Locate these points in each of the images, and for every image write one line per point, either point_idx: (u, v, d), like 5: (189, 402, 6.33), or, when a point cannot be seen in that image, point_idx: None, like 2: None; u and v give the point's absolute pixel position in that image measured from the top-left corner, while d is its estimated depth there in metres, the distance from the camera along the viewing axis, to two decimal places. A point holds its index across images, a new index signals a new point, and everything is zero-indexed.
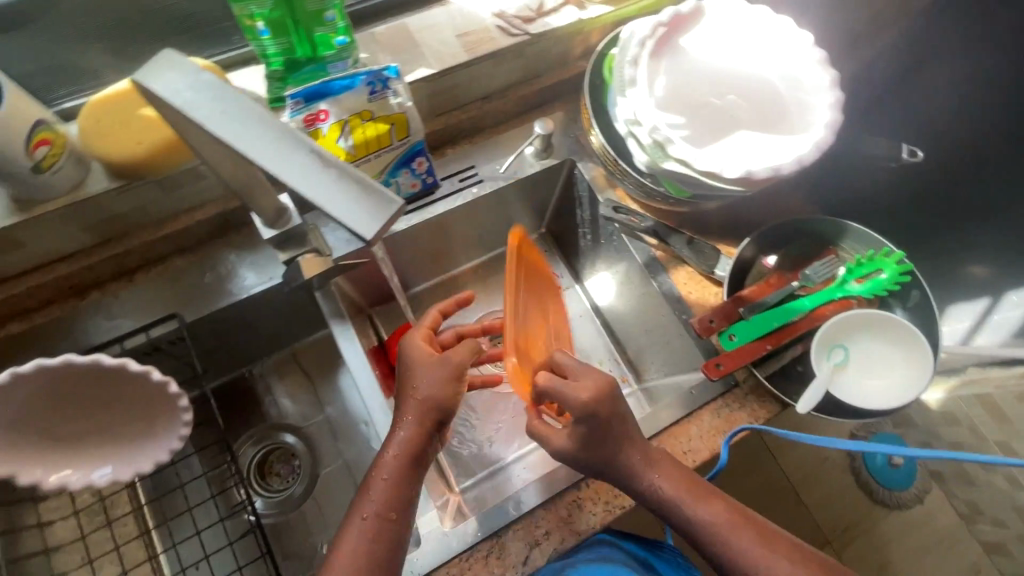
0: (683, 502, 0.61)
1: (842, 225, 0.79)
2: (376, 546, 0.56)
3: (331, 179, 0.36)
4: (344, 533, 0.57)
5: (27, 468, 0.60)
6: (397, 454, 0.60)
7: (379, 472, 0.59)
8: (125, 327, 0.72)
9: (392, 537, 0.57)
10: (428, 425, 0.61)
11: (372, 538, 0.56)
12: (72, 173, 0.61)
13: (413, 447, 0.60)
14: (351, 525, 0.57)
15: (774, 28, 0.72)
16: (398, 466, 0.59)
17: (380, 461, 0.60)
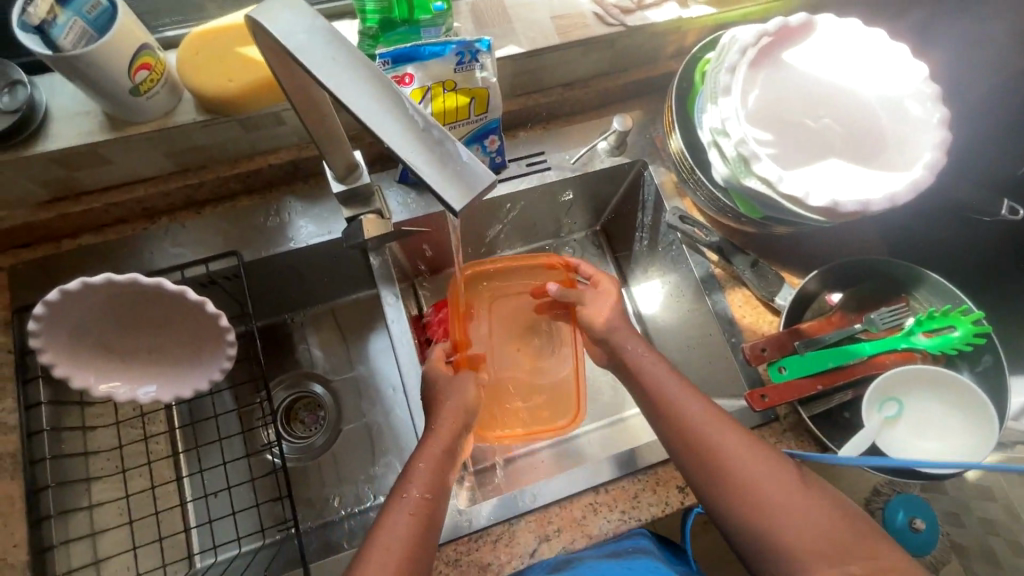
0: (716, 441, 0.60)
1: (920, 273, 0.74)
2: (417, 528, 0.57)
3: (430, 145, 0.37)
4: (385, 519, 0.57)
5: (81, 373, 0.63)
6: (438, 447, 0.64)
7: (419, 462, 0.62)
8: (186, 256, 0.74)
9: (431, 521, 0.58)
10: (460, 425, 0.67)
11: (421, 523, 0.57)
12: (165, 100, 0.63)
13: (450, 442, 0.65)
14: (397, 512, 0.57)
15: (886, 55, 0.67)
16: (434, 458, 0.63)
17: (418, 450, 0.64)
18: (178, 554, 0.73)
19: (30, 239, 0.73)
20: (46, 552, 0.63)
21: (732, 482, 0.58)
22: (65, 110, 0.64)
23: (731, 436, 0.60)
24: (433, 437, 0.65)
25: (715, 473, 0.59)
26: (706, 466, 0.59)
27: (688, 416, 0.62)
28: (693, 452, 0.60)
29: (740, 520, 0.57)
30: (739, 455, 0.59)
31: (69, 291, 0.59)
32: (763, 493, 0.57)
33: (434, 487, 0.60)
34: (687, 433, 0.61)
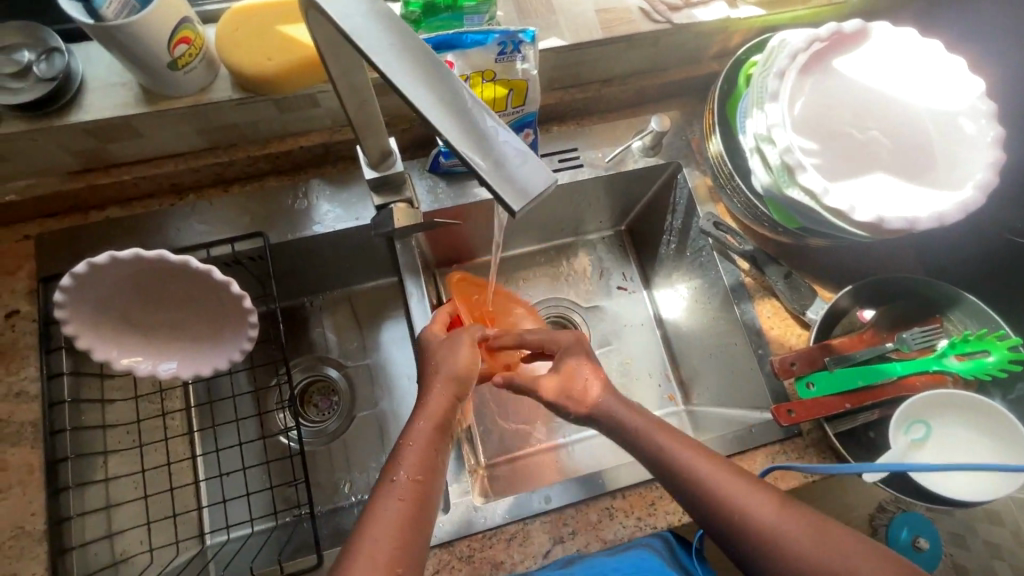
0: (711, 474, 0.57)
1: (958, 295, 0.72)
2: (408, 510, 0.53)
3: (486, 139, 0.35)
4: (375, 503, 0.54)
5: (105, 346, 0.63)
6: (426, 424, 0.60)
7: (408, 441, 0.59)
8: (212, 234, 0.73)
9: (424, 502, 0.55)
10: (451, 399, 0.63)
11: (415, 505, 0.54)
12: (201, 75, 0.62)
13: (439, 418, 0.61)
14: (386, 497, 0.54)
15: (943, 67, 0.65)
16: (425, 437, 0.59)
17: (409, 429, 0.60)
18: (190, 530, 0.74)
19: (57, 209, 0.72)
20: (63, 523, 0.63)
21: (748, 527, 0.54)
22: (99, 80, 0.63)
23: (731, 479, 0.56)
24: (420, 414, 0.61)
25: (727, 522, 0.55)
26: (718, 514, 0.55)
27: (683, 463, 0.58)
28: (699, 497, 0.56)
29: (768, 566, 0.53)
30: (747, 497, 0.55)
31: (96, 264, 0.58)
32: (782, 535, 0.53)
33: (426, 468, 0.57)
34: (688, 483, 0.57)
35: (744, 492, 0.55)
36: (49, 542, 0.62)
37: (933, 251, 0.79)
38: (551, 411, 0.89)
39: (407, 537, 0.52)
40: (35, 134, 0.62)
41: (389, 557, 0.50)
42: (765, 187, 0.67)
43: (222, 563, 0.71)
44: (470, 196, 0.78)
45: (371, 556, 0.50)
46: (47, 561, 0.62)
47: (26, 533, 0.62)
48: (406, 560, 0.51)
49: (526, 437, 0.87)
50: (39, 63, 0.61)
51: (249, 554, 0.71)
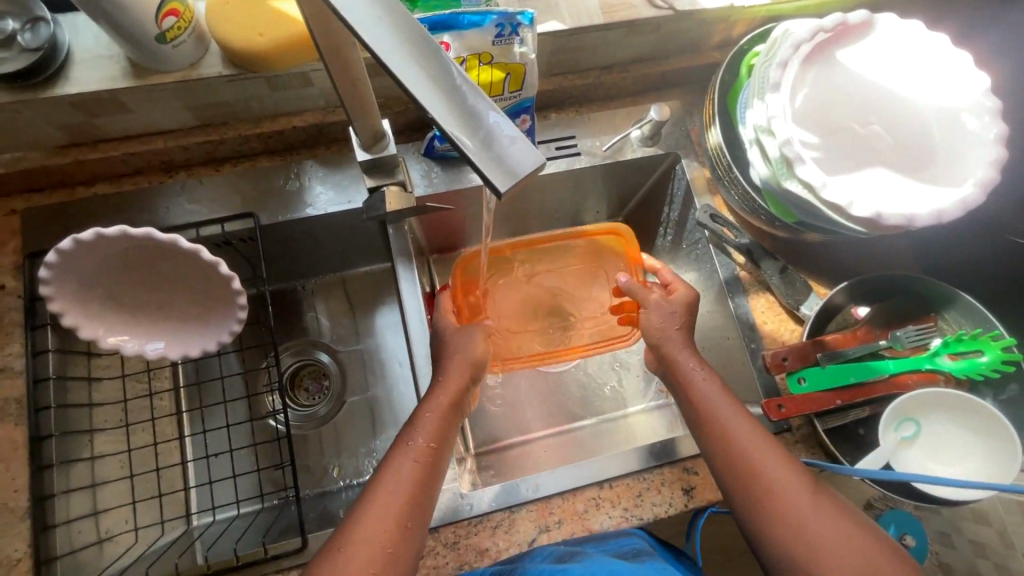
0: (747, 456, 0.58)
1: (954, 294, 0.71)
2: (420, 473, 0.56)
3: (476, 118, 0.35)
4: (393, 461, 0.57)
5: (90, 324, 0.62)
6: (445, 398, 0.62)
7: (427, 410, 0.61)
8: (201, 214, 0.72)
9: (433, 467, 0.57)
10: (467, 376, 0.65)
11: (425, 468, 0.57)
12: (191, 50, 0.61)
13: (456, 395, 0.63)
14: (401, 458, 0.57)
15: (948, 62, 0.64)
16: (441, 410, 0.61)
17: (426, 402, 0.62)
18: (177, 511, 0.74)
19: (44, 184, 0.71)
20: (47, 500, 0.62)
21: (758, 478, 0.56)
22: (87, 53, 0.62)
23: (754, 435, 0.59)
24: (439, 388, 0.63)
25: (739, 470, 0.58)
26: (732, 463, 0.58)
27: (715, 411, 0.61)
28: (719, 443, 0.60)
29: (760, 517, 0.55)
30: (761, 451, 0.58)
31: (82, 240, 0.57)
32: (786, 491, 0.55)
33: (441, 436, 0.59)
34: (716, 431, 0.60)
35: (761, 449, 0.58)
36: (32, 519, 0.61)
37: (930, 250, 0.78)
38: (541, 400, 0.89)
39: (416, 496, 0.55)
40: (20, 106, 0.60)
41: (398, 515, 0.53)
42: (763, 179, 0.67)
43: (207, 543, 0.71)
44: (465, 182, 0.77)
45: (383, 511, 0.53)
46: (30, 537, 0.61)
47: (9, 509, 0.62)
48: (414, 518, 0.54)
49: (515, 426, 0.87)
50: (24, 33, 0.60)
51: (234, 535, 0.71)
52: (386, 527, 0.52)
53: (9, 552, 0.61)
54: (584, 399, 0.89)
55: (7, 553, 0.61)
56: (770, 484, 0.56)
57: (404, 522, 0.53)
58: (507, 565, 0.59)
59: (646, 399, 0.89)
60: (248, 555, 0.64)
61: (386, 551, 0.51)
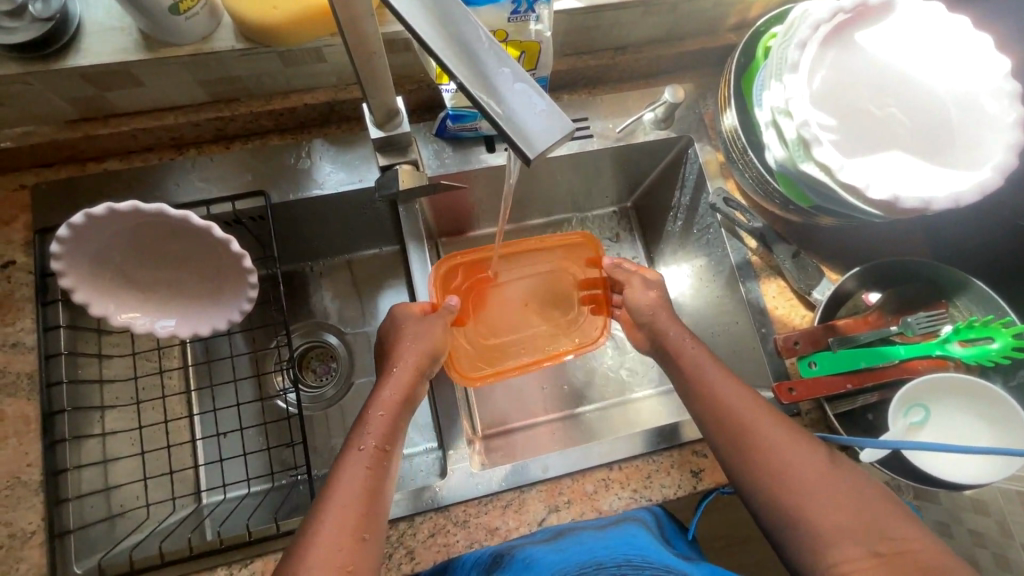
0: (762, 442, 0.57)
1: (965, 281, 0.71)
2: (373, 458, 0.56)
3: (501, 84, 0.34)
4: (342, 464, 0.55)
5: (102, 300, 0.62)
6: (392, 394, 0.62)
7: (371, 405, 0.61)
8: (212, 192, 0.72)
9: (384, 467, 0.56)
10: (418, 369, 0.65)
11: (378, 453, 0.57)
12: (204, 24, 0.60)
13: (406, 391, 0.62)
14: (352, 465, 0.55)
15: (970, 43, 0.63)
16: (390, 401, 0.61)
17: (373, 401, 0.61)
18: (187, 488, 0.74)
19: (54, 159, 0.71)
20: (60, 474, 0.63)
21: (766, 464, 0.56)
22: (98, 24, 0.61)
23: (767, 421, 0.58)
24: (383, 384, 0.63)
25: (755, 467, 0.56)
26: (743, 453, 0.57)
27: (729, 405, 0.60)
28: (728, 434, 0.59)
29: (774, 509, 0.55)
30: (781, 446, 0.56)
31: (94, 215, 0.57)
32: (798, 480, 0.54)
33: (388, 425, 0.59)
34: (723, 417, 0.59)
35: (772, 435, 0.57)
36: (45, 492, 0.62)
37: (943, 237, 0.78)
38: (549, 383, 0.89)
39: (374, 486, 0.54)
40: (31, 78, 0.60)
41: (354, 526, 0.51)
42: (778, 162, 0.67)
43: (217, 521, 0.71)
44: (476, 162, 0.77)
45: (337, 523, 0.51)
46: (43, 511, 0.62)
47: (22, 483, 0.62)
48: (369, 527, 0.52)
49: (522, 409, 0.87)
50: (34, 3, 0.58)
51: (244, 513, 0.71)
52: (344, 533, 0.51)
53: (24, 525, 0.61)
54: (590, 383, 0.89)
55: (21, 526, 0.61)
56: (779, 472, 0.55)
57: (364, 511, 0.53)
58: (504, 545, 0.60)
59: (653, 384, 0.90)
60: (260, 531, 0.64)
61: (357, 535, 0.51)
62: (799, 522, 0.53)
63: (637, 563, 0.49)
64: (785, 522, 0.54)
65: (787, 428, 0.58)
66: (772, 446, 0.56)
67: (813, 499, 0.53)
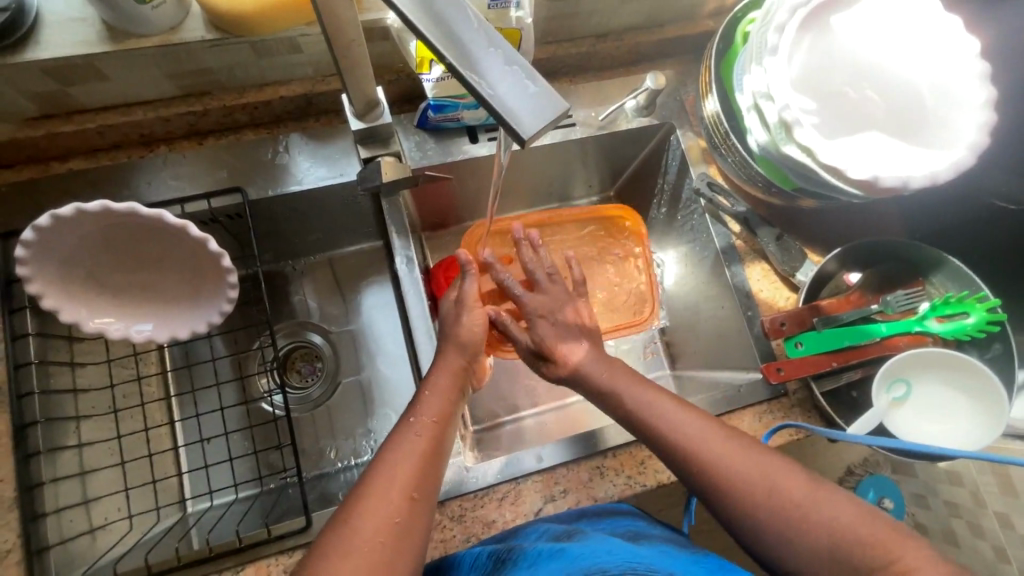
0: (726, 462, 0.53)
1: (941, 258, 0.72)
2: (425, 447, 0.54)
3: (488, 62, 0.34)
4: (400, 434, 0.55)
5: (73, 306, 0.59)
6: (446, 379, 0.62)
7: (427, 390, 0.61)
8: (184, 190, 0.69)
9: (439, 443, 0.55)
10: (463, 359, 0.65)
11: (430, 445, 0.55)
12: (172, 12, 0.58)
13: (459, 375, 0.63)
14: (404, 435, 0.55)
15: (942, 24, 0.64)
16: (447, 392, 0.61)
17: (432, 380, 0.62)
18: (170, 497, 0.72)
19: (15, 159, 0.67)
20: (35, 489, 0.60)
21: (732, 489, 0.52)
22: (58, 15, 0.58)
23: (688, 420, 0.57)
24: (438, 369, 0.63)
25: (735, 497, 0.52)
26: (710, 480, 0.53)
27: (688, 437, 0.56)
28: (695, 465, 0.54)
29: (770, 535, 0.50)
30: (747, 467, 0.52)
31: (61, 216, 0.55)
32: (729, 476, 0.52)
33: (442, 412, 0.58)
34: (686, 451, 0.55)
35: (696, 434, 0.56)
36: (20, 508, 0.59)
37: (916, 217, 0.80)
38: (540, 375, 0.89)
39: (421, 477, 0.51)
40: None
41: (404, 486, 0.50)
42: (760, 145, 0.68)
43: (204, 529, 0.69)
44: (460, 154, 0.75)
45: (388, 486, 0.50)
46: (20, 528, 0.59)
47: None
48: (419, 487, 0.51)
49: (512, 400, 0.86)
50: None
51: (233, 519, 0.69)
52: (383, 518, 0.47)
53: None
54: None
55: None
56: (708, 471, 0.54)
57: (410, 497, 0.50)
58: (505, 544, 0.57)
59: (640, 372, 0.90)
60: (251, 536, 0.62)
61: (391, 523, 0.47)
62: (768, 505, 0.50)
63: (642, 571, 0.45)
64: (751, 515, 0.51)
65: (709, 422, 0.57)
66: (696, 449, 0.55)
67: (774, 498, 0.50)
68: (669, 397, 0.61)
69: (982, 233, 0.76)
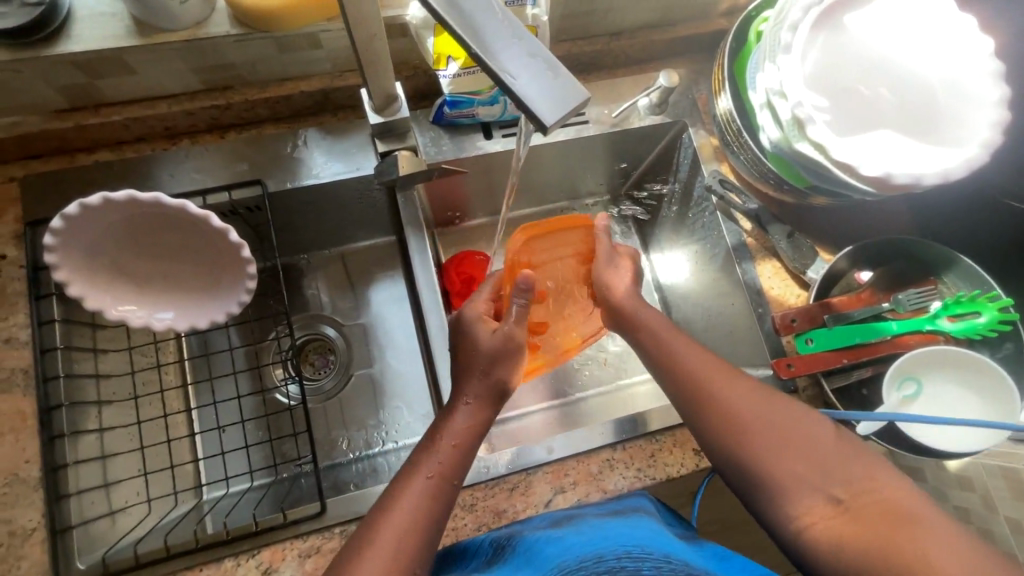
0: (726, 394, 0.58)
1: (953, 257, 0.72)
2: (430, 504, 0.54)
3: (511, 52, 0.35)
4: (404, 488, 0.55)
5: (97, 293, 0.61)
6: (465, 424, 0.59)
7: (444, 437, 0.58)
8: (205, 182, 0.71)
9: (445, 497, 0.55)
10: (490, 397, 0.61)
11: (434, 493, 0.55)
12: (199, 8, 0.59)
13: (479, 419, 0.60)
14: (414, 492, 0.54)
15: (957, 22, 0.64)
16: (462, 432, 0.59)
17: (447, 425, 0.59)
18: (187, 483, 0.73)
19: (43, 151, 0.69)
20: (59, 471, 0.62)
21: (727, 420, 0.57)
22: (89, 10, 0.60)
23: (736, 387, 0.59)
24: (459, 413, 0.60)
25: (725, 424, 0.57)
26: (706, 409, 0.58)
27: (693, 369, 0.61)
28: (696, 397, 0.59)
29: (744, 458, 0.56)
30: (742, 401, 0.58)
31: (89, 205, 0.56)
32: (728, 407, 0.58)
33: (454, 460, 0.57)
34: (689, 381, 0.60)
35: (740, 400, 0.58)
36: (44, 488, 0.61)
37: (928, 216, 0.80)
38: (550, 370, 0.89)
39: (418, 536, 0.52)
40: (21, 65, 0.59)
41: (405, 556, 0.51)
42: (773, 142, 0.68)
43: (219, 515, 0.70)
44: (474, 149, 0.76)
45: (386, 550, 0.50)
46: (44, 508, 0.61)
47: (20, 480, 0.61)
48: (421, 557, 0.51)
49: (520, 395, 0.87)
50: None
51: (248, 506, 0.71)
52: None
53: (23, 522, 0.60)
54: (589, 369, 0.90)
55: (20, 523, 0.60)
56: (743, 435, 0.56)
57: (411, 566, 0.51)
58: (505, 531, 0.59)
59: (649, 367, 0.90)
60: (267, 521, 0.64)
61: None
62: (754, 441, 0.55)
63: (642, 556, 0.47)
64: (738, 446, 0.56)
65: (725, 367, 0.61)
66: (737, 414, 0.57)
67: (761, 430, 0.56)
68: (721, 362, 0.61)
69: (994, 233, 0.76)
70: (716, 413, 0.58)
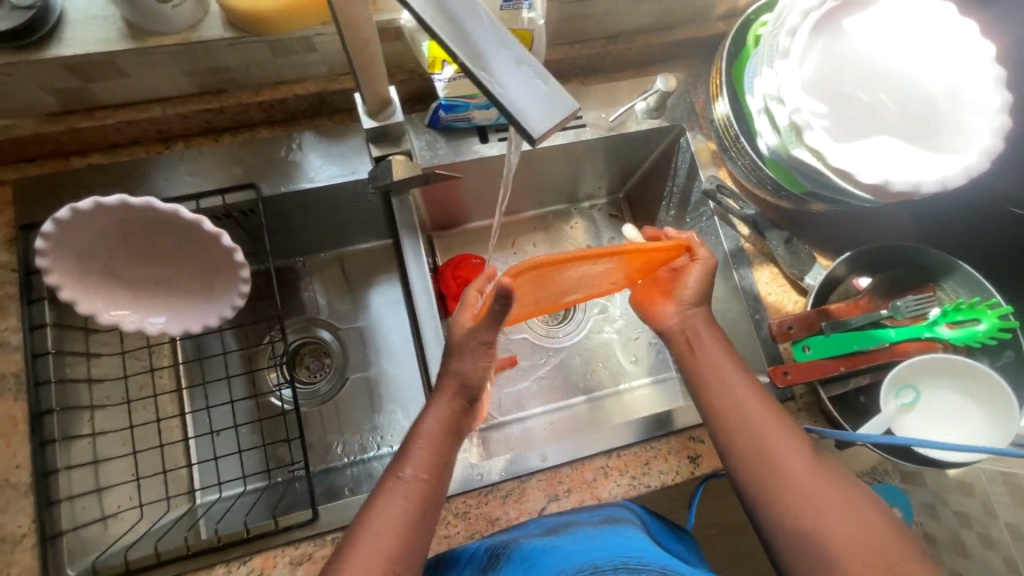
0: (783, 454, 0.55)
1: (953, 264, 0.72)
2: (411, 507, 0.53)
3: (499, 61, 0.35)
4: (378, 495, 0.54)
5: (90, 297, 0.61)
6: (434, 420, 0.58)
7: (415, 437, 0.57)
8: (199, 186, 0.70)
9: (427, 497, 0.55)
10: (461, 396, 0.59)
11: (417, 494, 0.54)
12: (191, 12, 0.59)
13: (451, 416, 0.58)
14: (390, 494, 0.54)
15: (956, 28, 0.63)
16: (435, 433, 0.57)
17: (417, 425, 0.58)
18: (181, 487, 0.73)
19: (36, 154, 0.69)
20: (49, 476, 0.61)
21: (780, 481, 0.54)
22: (81, 13, 0.60)
23: (794, 450, 0.56)
24: (429, 410, 0.59)
25: (779, 487, 0.54)
26: (759, 466, 0.56)
27: (749, 422, 0.58)
28: (751, 452, 0.57)
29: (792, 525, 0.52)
30: (799, 465, 0.55)
31: (80, 209, 0.56)
32: (784, 470, 0.55)
33: (434, 467, 0.56)
34: (744, 436, 0.58)
35: (746, 394, 0.60)
36: (35, 494, 0.60)
37: (927, 222, 0.80)
38: (546, 374, 0.89)
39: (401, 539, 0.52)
40: (12, 68, 0.58)
41: (386, 558, 0.50)
42: (770, 148, 0.68)
43: (212, 520, 0.70)
44: (470, 154, 0.76)
45: (370, 554, 0.50)
46: (34, 513, 0.60)
47: (10, 485, 0.61)
48: (403, 560, 0.51)
49: (516, 399, 0.87)
50: None
51: (241, 511, 0.70)
52: None
53: (12, 529, 0.60)
54: (586, 374, 0.90)
55: (10, 529, 0.60)
56: (797, 502, 0.53)
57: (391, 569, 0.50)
58: (500, 539, 0.58)
59: (646, 372, 0.90)
60: (259, 527, 0.63)
61: None
62: (806, 507, 0.52)
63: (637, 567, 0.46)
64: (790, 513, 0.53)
65: (785, 425, 0.58)
66: (742, 405, 0.59)
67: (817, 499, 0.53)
68: (776, 410, 0.59)
69: (994, 240, 0.76)
70: (771, 474, 0.55)
